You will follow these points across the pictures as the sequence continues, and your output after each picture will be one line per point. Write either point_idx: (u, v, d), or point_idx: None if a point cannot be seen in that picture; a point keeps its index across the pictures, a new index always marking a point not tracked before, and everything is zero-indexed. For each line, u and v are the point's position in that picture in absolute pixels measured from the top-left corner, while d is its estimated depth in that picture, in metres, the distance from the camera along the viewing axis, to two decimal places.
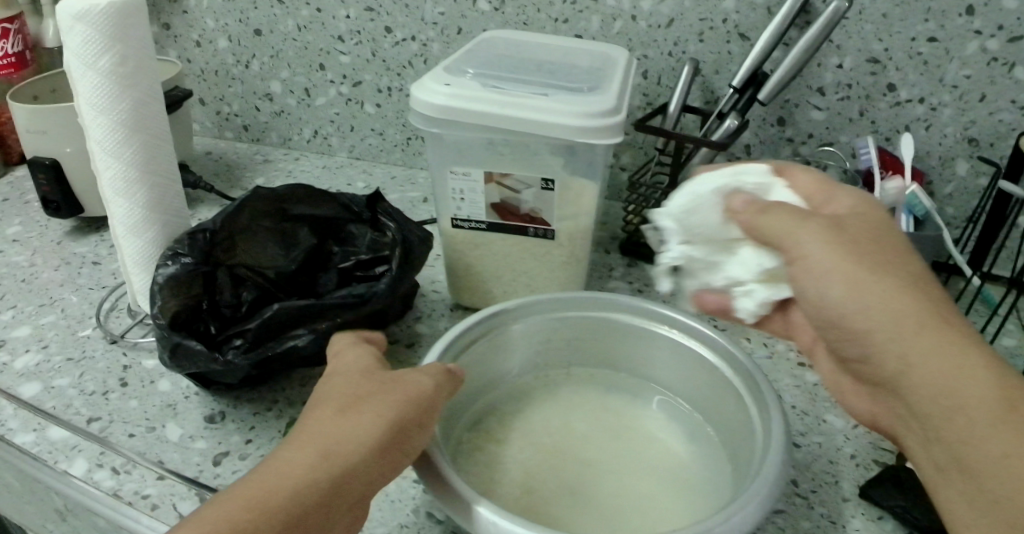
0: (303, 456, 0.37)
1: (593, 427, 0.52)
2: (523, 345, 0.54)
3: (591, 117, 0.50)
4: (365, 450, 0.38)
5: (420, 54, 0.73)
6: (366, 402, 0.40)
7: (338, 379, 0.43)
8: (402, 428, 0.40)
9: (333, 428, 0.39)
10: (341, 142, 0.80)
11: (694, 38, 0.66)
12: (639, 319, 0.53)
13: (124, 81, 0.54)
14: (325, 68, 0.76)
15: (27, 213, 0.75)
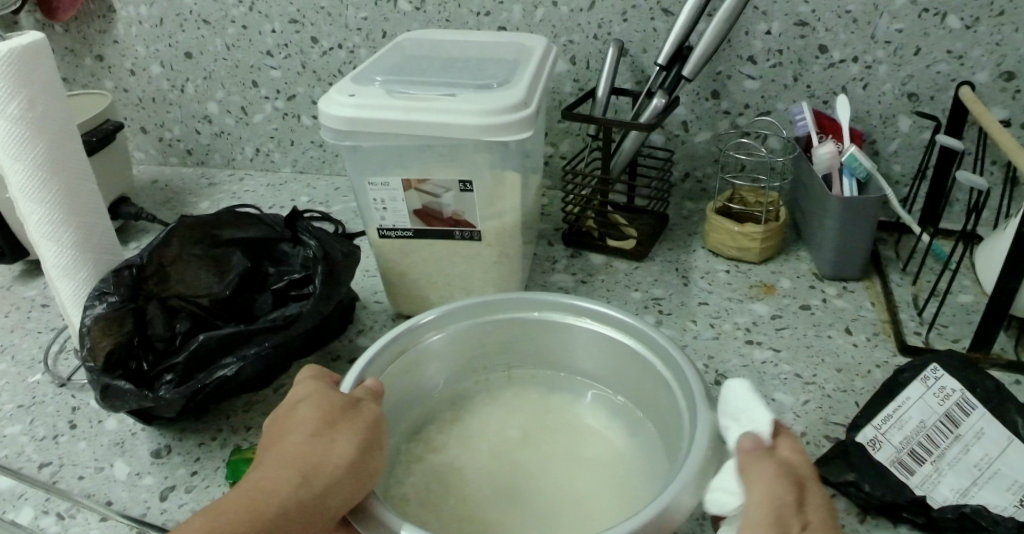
0: (288, 480, 0.38)
1: (531, 429, 0.51)
2: (452, 353, 0.54)
3: (497, 113, 0.49)
4: (342, 470, 0.39)
5: (348, 62, 0.70)
6: (342, 426, 0.41)
7: (327, 410, 0.43)
8: (372, 451, 0.41)
9: (311, 452, 0.40)
10: (284, 157, 0.78)
11: (618, 18, 0.64)
12: (562, 316, 0.53)
13: (35, 124, 0.54)
14: (258, 85, 0.74)
15: None
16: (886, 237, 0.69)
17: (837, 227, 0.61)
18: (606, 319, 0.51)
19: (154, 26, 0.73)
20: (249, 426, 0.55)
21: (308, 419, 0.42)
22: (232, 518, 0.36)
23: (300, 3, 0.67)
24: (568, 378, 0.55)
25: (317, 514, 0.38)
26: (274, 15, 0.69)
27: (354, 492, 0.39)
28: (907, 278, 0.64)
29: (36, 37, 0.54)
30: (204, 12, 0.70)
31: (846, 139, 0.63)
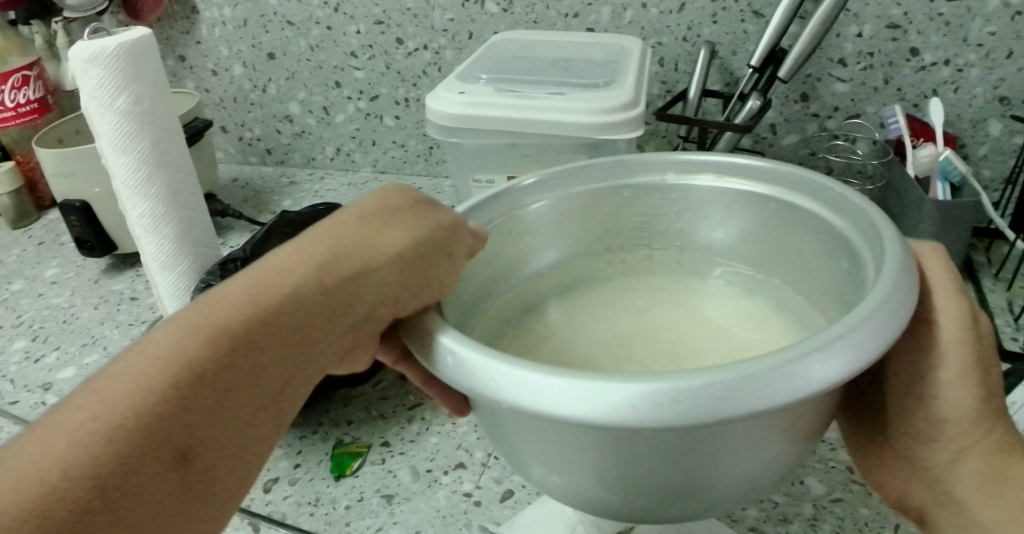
0: (307, 270, 0.31)
1: (658, 309, 0.45)
2: (571, 221, 0.47)
3: (609, 111, 0.50)
4: (384, 261, 0.32)
5: (433, 63, 0.70)
6: (399, 220, 0.34)
7: (391, 201, 0.35)
8: (435, 256, 0.34)
9: (349, 239, 0.33)
10: (364, 157, 0.79)
11: (707, 20, 0.64)
12: (717, 180, 0.43)
13: (142, 118, 0.55)
14: (341, 85, 0.74)
15: (63, 254, 0.77)
16: (979, 243, 0.69)
17: (932, 230, 0.61)
18: (779, 187, 0.41)
19: (237, 27, 0.74)
20: (350, 420, 0.56)
21: (362, 206, 0.34)
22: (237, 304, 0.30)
23: (387, 4, 0.68)
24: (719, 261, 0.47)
25: (350, 307, 0.32)
26: (360, 16, 0.69)
27: (399, 291, 0.33)
28: (1003, 283, 0.63)
29: (145, 33, 0.55)
30: (290, 13, 0.71)
31: (941, 143, 0.63)
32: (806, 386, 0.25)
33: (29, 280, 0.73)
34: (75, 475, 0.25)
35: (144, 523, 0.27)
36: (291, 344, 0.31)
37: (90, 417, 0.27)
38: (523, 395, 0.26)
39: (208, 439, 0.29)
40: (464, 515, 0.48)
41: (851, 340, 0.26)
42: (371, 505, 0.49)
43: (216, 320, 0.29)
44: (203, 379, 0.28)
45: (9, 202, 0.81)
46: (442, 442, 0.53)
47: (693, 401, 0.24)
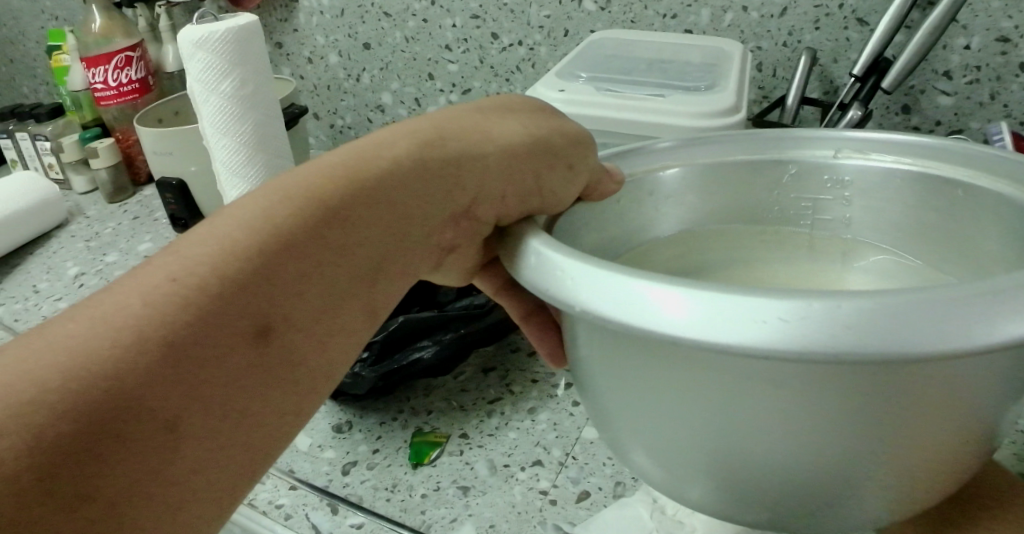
0: (419, 150, 0.33)
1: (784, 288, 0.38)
2: (714, 199, 0.42)
3: (711, 116, 0.49)
4: (491, 157, 0.34)
5: (526, 59, 0.70)
6: (510, 124, 0.36)
7: (506, 115, 0.37)
8: (546, 166, 0.35)
9: (445, 134, 0.35)
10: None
11: (809, 26, 0.62)
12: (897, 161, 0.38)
13: (245, 102, 0.57)
14: (434, 78, 0.75)
15: (156, 229, 0.80)
16: None
17: None
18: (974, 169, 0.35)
19: (334, 16, 0.75)
20: (429, 410, 0.56)
21: (478, 112, 0.37)
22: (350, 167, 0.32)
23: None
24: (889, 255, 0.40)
25: (447, 195, 0.34)
26: (456, 10, 0.70)
27: (507, 191, 0.34)
28: None
29: (252, 20, 0.56)
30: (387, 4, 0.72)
31: None
32: (1002, 333, 0.21)
33: (123, 253, 0.76)
34: (152, 330, 0.25)
35: (225, 381, 0.26)
36: (391, 218, 0.32)
37: (170, 279, 0.26)
38: (645, 313, 0.23)
39: (288, 316, 0.29)
40: (539, 513, 0.47)
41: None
42: (447, 495, 0.49)
43: (304, 194, 0.30)
44: (287, 244, 0.29)
45: (108, 177, 0.84)
46: (520, 438, 0.53)
47: (866, 327, 0.21)
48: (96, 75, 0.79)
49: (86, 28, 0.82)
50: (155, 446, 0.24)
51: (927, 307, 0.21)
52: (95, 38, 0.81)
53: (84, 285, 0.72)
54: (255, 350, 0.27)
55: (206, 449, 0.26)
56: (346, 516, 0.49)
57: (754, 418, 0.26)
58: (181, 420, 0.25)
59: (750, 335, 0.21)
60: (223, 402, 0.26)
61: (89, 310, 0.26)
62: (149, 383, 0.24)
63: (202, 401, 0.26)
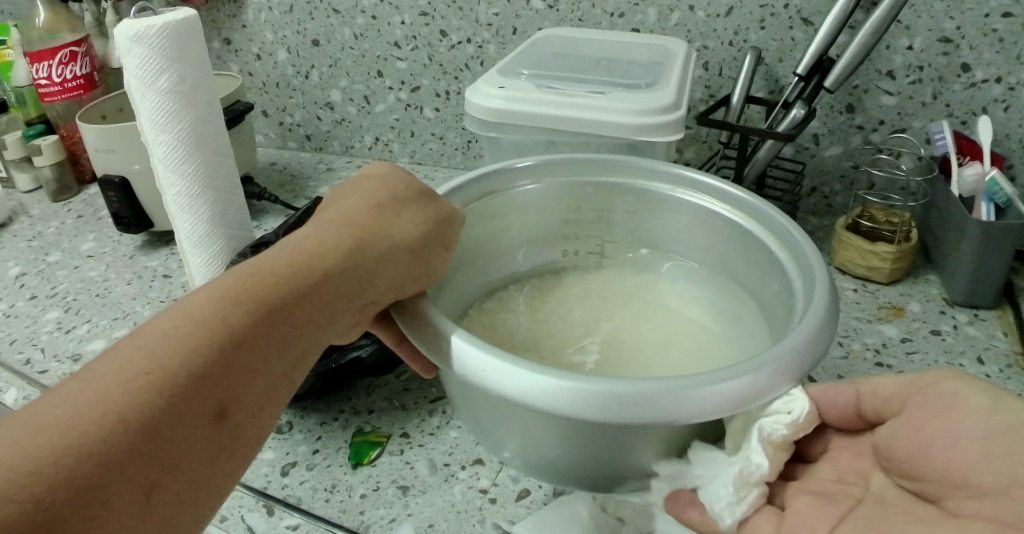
0: (344, 243, 0.38)
1: (598, 296, 0.55)
2: (544, 208, 0.55)
3: (648, 114, 0.51)
4: (405, 247, 0.40)
5: (475, 56, 0.70)
6: (409, 208, 0.42)
7: (406, 194, 0.42)
8: (438, 247, 0.42)
9: (363, 232, 0.39)
10: (402, 148, 0.78)
11: (755, 26, 0.63)
12: (673, 190, 0.51)
13: (184, 99, 0.55)
14: (383, 75, 0.74)
15: (100, 228, 0.78)
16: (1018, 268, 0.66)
17: (973, 251, 0.59)
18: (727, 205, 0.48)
19: (283, 12, 0.74)
20: (371, 409, 0.56)
21: (378, 189, 0.42)
22: (293, 267, 0.36)
23: None
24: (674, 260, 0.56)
25: (369, 289, 0.38)
26: (405, 7, 0.69)
27: (407, 278, 0.40)
28: None
29: (191, 14, 0.55)
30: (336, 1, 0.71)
31: (988, 162, 0.61)
32: (717, 398, 0.32)
33: (66, 253, 0.74)
34: (133, 420, 0.28)
35: (185, 463, 0.30)
36: (328, 305, 0.36)
37: (141, 372, 0.30)
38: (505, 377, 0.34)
39: (244, 398, 0.32)
40: (478, 511, 0.47)
41: (765, 368, 0.33)
42: (386, 495, 0.49)
43: (263, 287, 0.34)
44: (244, 337, 0.33)
45: (52, 175, 0.82)
46: (462, 436, 0.53)
47: (637, 396, 0.32)
48: (39, 71, 0.78)
49: (29, 21, 0.79)
50: (130, 513, 0.28)
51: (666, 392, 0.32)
52: (39, 33, 0.79)
53: (23, 286, 0.70)
54: (217, 431, 0.31)
55: (175, 519, 0.29)
56: (282, 518, 0.48)
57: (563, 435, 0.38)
58: (155, 490, 0.29)
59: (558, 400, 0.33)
60: (191, 477, 0.30)
61: (65, 401, 0.29)
62: (128, 465, 0.28)
63: (176, 476, 0.29)
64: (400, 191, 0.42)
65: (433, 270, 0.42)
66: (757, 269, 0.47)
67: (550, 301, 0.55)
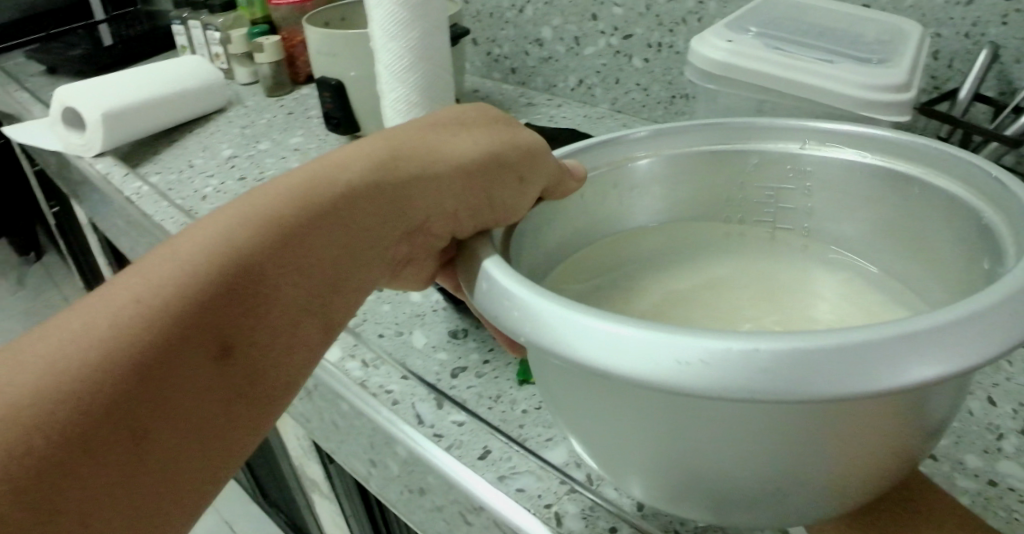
0: (367, 166, 0.38)
1: (750, 280, 0.47)
2: (686, 177, 0.51)
3: (884, 90, 0.49)
4: (449, 174, 0.39)
5: (694, 12, 0.70)
6: (460, 136, 0.41)
7: (449, 126, 0.41)
8: (498, 175, 0.40)
9: (401, 153, 0.39)
10: (605, 93, 0.83)
11: (998, 19, 0.58)
12: (854, 152, 0.45)
13: (416, 10, 0.58)
14: (597, 19, 0.78)
15: (308, 127, 0.84)
16: None
17: None
18: (932, 165, 0.42)
19: None
20: None
21: (424, 123, 0.41)
22: (314, 190, 0.36)
23: None
24: (848, 257, 0.49)
25: (404, 212, 0.39)
26: None
27: (456, 205, 0.39)
28: None
29: None
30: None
31: None
32: (899, 378, 0.24)
33: (274, 143, 0.82)
34: (123, 354, 0.29)
35: (184, 402, 0.31)
36: (347, 231, 0.37)
37: (135, 299, 0.31)
38: (575, 337, 0.27)
39: (247, 334, 0.33)
40: None
41: (944, 339, 0.24)
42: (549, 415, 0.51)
43: (275, 208, 0.35)
44: (256, 261, 0.33)
45: (269, 72, 0.90)
46: None
47: (794, 358, 0.24)
48: None
49: None
50: (121, 456, 0.29)
51: (847, 352, 0.24)
52: None
53: (234, 167, 0.78)
54: (218, 362, 0.32)
55: (177, 451, 0.30)
56: (449, 413, 0.52)
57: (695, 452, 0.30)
58: (146, 432, 0.29)
59: (654, 369, 0.25)
60: (187, 407, 0.31)
61: (71, 319, 0.31)
62: (116, 403, 0.29)
63: (174, 411, 0.30)
64: (449, 122, 0.42)
65: (491, 198, 0.40)
66: (970, 246, 0.39)
67: (690, 274, 0.49)
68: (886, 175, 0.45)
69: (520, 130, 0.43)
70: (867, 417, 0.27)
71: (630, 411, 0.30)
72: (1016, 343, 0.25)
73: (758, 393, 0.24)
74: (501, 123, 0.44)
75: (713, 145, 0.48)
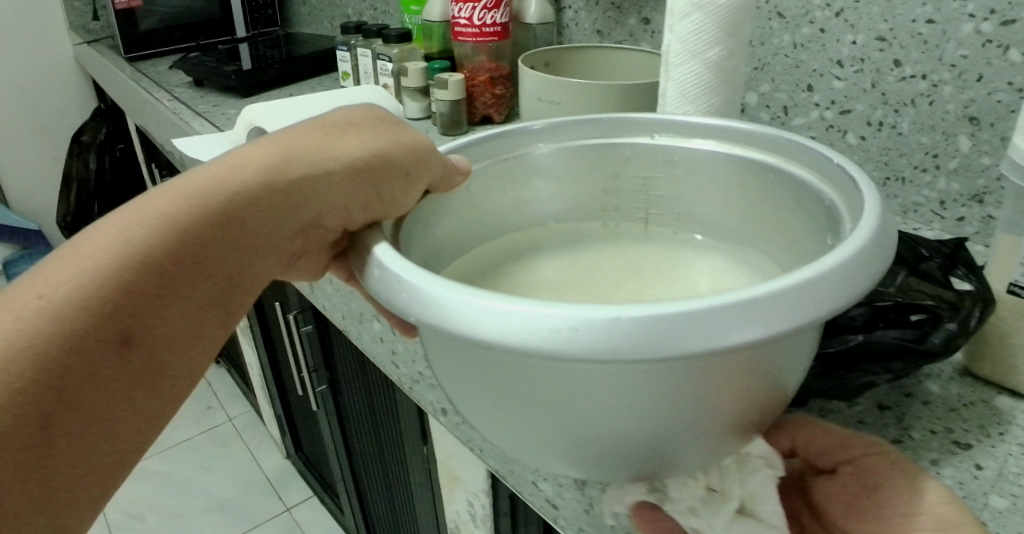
0: (264, 168, 0.42)
1: (630, 275, 0.56)
2: (571, 172, 0.61)
3: None
4: (344, 174, 0.43)
5: (926, 94, 0.68)
6: (319, 136, 0.45)
7: (327, 124, 0.46)
8: (387, 174, 0.45)
9: (292, 154, 0.43)
10: None
11: None
12: (726, 147, 0.54)
13: (723, 74, 0.56)
14: (813, 90, 0.76)
15: None
16: None
17: None
18: (784, 157, 0.51)
19: None
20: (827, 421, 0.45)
21: (307, 127, 0.45)
22: (221, 196, 0.41)
23: (897, 22, 0.67)
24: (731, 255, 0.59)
25: (298, 210, 0.44)
26: (862, 28, 0.70)
27: (351, 203, 0.44)
28: None
29: None
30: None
31: None
32: (724, 343, 0.28)
33: None
34: (27, 354, 0.34)
35: (86, 396, 0.36)
36: (244, 231, 0.42)
37: (36, 296, 0.35)
38: (466, 326, 0.30)
39: (144, 332, 0.38)
40: None
41: (769, 317, 0.28)
42: None
43: (177, 218, 0.40)
44: (156, 267, 0.38)
45: (447, 109, 0.86)
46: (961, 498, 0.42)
47: (650, 329, 0.28)
48: (463, 11, 0.84)
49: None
50: (22, 447, 0.34)
51: (682, 321, 0.28)
52: None
53: None
54: (120, 356, 0.37)
55: (76, 442, 0.36)
56: None
57: (522, 410, 0.35)
58: (47, 428, 0.34)
59: (547, 331, 0.29)
60: (84, 406, 0.36)
61: None
62: (26, 404, 0.34)
63: (73, 403, 0.35)
64: (329, 122, 0.46)
65: (380, 193, 0.45)
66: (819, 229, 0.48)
67: (580, 265, 0.58)
68: (748, 166, 0.54)
69: (408, 130, 0.48)
70: (715, 374, 0.31)
71: (490, 367, 0.34)
72: (833, 311, 0.30)
73: (602, 346, 0.28)
74: (388, 123, 0.48)
75: (595, 138, 0.59)
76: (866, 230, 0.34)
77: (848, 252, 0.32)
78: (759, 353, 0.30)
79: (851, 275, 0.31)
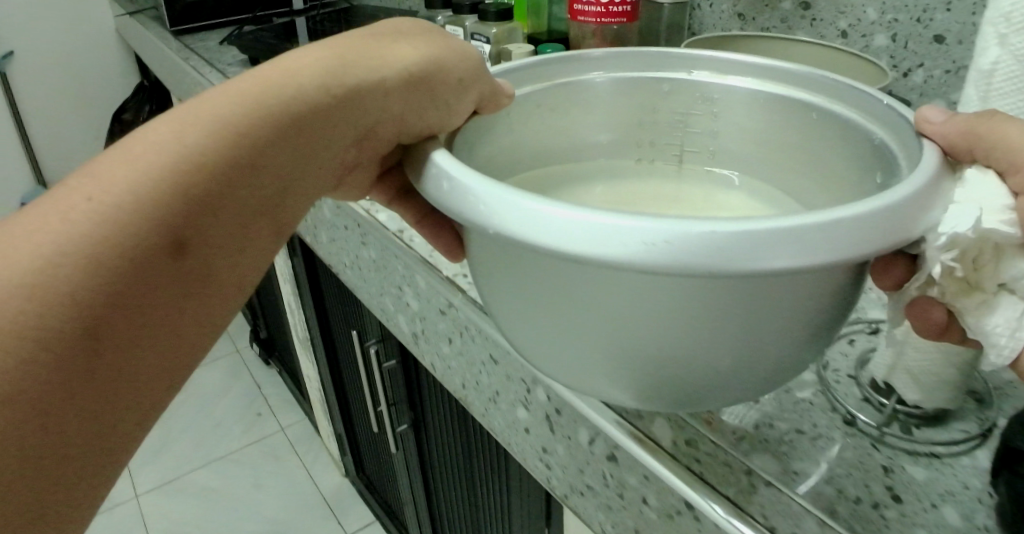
0: (319, 74, 0.40)
1: (662, 205, 0.57)
2: (621, 100, 0.57)
3: None
4: (396, 85, 0.42)
5: None
6: (367, 45, 0.43)
7: (384, 36, 0.44)
8: (439, 87, 0.43)
9: (343, 62, 0.41)
10: None
11: None
12: (757, 84, 0.53)
13: None
14: None
15: None
16: None
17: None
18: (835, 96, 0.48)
19: None
20: None
21: (357, 36, 0.43)
22: (273, 99, 0.39)
23: None
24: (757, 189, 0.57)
25: (352, 121, 0.41)
26: None
27: (400, 115, 0.42)
28: None
29: None
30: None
31: None
32: (799, 262, 0.27)
33: None
34: (89, 250, 0.33)
35: (145, 301, 0.34)
36: (301, 140, 0.40)
37: (88, 198, 0.34)
38: (531, 229, 0.30)
39: (198, 232, 0.36)
40: None
41: (835, 237, 0.27)
42: None
43: (240, 123, 0.38)
44: (211, 173, 0.36)
45: None
46: None
47: (713, 251, 0.27)
48: None
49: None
50: (82, 346, 0.32)
51: (742, 241, 0.27)
52: None
53: None
54: (174, 260, 0.35)
55: (133, 350, 0.34)
56: None
57: (570, 313, 0.34)
58: (105, 328, 0.33)
59: (625, 244, 0.28)
60: (144, 312, 0.34)
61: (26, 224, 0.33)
62: (94, 303, 0.32)
63: (137, 307, 0.34)
64: (385, 33, 0.44)
65: (431, 109, 0.43)
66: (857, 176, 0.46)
67: (621, 195, 0.58)
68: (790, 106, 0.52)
69: (458, 43, 0.45)
70: (780, 287, 0.30)
71: (536, 273, 0.34)
72: (912, 239, 0.29)
73: (684, 270, 0.28)
74: (439, 35, 0.46)
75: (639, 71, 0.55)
76: (925, 172, 0.32)
77: (925, 184, 0.31)
78: (824, 274, 0.30)
79: (918, 207, 0.30)
